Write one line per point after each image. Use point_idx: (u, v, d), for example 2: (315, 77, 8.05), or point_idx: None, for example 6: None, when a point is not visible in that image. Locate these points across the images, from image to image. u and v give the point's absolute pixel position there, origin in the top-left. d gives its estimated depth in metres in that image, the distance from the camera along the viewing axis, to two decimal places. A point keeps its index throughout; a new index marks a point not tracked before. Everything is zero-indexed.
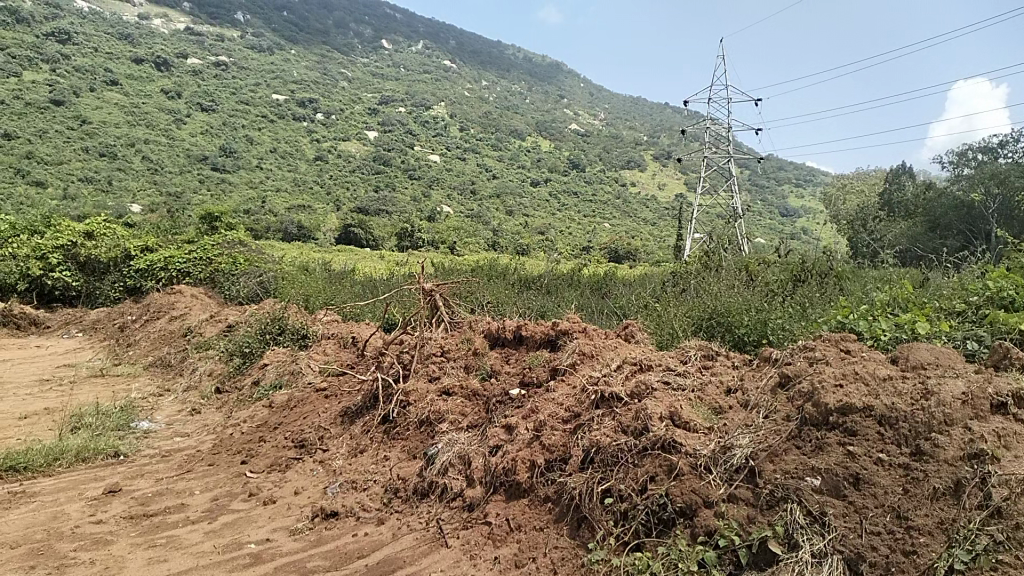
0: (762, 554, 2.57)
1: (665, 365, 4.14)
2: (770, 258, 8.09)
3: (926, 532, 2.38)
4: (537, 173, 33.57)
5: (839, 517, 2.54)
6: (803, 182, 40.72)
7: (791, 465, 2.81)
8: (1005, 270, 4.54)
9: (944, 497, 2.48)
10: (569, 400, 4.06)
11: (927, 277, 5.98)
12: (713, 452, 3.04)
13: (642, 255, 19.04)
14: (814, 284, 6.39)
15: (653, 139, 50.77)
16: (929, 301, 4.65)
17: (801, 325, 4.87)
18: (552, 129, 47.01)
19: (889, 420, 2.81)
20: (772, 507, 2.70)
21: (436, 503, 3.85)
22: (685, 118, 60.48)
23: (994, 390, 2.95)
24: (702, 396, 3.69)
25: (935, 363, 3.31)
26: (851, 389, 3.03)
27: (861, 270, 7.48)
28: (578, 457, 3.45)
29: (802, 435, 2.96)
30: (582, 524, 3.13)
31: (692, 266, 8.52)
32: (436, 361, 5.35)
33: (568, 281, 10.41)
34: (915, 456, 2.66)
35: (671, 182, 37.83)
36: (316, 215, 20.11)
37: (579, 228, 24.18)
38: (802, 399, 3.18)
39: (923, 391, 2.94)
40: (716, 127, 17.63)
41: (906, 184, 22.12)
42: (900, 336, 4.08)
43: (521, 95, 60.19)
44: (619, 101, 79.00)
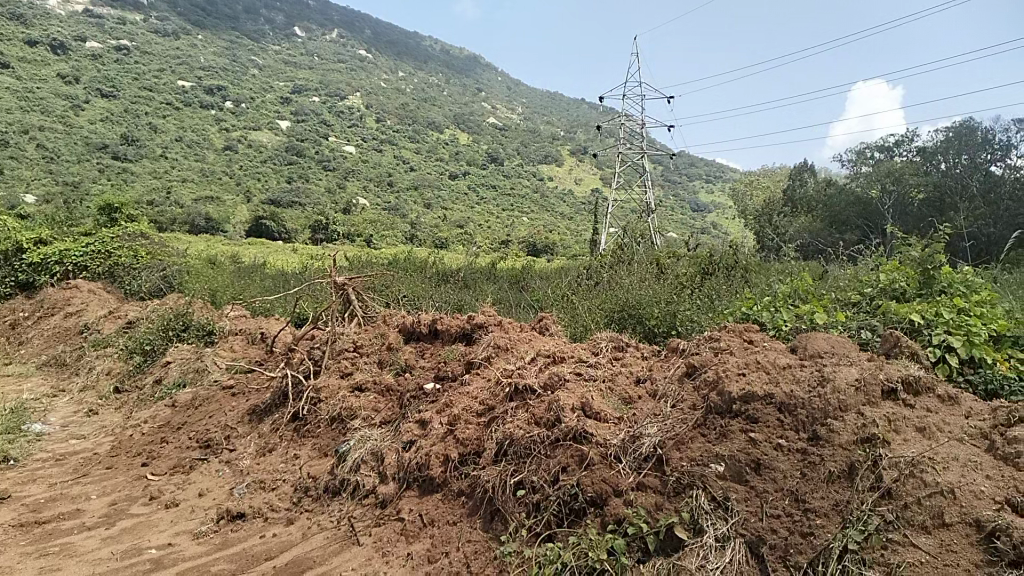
0: (669, 540, 2.61)
1: (578, 357, 4.18)
2: (680, 251, 8.31)
3: (821, 514, 2.48)
4: (454, 166, 33.45)
5: (741, 502, 2.61)
6: (712, 178, 42.05)
7: (696, 452, 2.88)
8: (896, 261, 4.78)
9: (838, 479, 2.58)
10: (483, 393, 4.05)
11: (826, 270, 6.26)
12: (622, 442, 3.09)
13: (559, 249, 19.27)
14: (720, 277, 6.60)
15: (570, 134, 51.38)
16: (826, 292, 4.87)
17: (709, 316, 5.02)
18: (470, 122, 46.95)
19: (788, 407, 2.93)
20: (679, 493, 2.77)
21: (347, 502, 3.78)
22: (601, 115, 61.59)
23: (884, 376, 3.12)
24: (614, 387, 3.74)
25: (831, 352, 3.46)
26: (753, 378, 3.14)
27: (765, 263, 7.78)
28: (491, 450, 3.45)
29: (707, 423, 3.04)
30: (495, 517, 3.14)
31: (606, 259, 8.65)
32: (348, 356, 5.24)
33: (484, 275, 10.42)
34: (812, 441, 2.77)
35: (587, 177, 38.40)
36: (225, 207, 19.46)
37: (497, 221, 24.24)
38: (707, 388, 3.27)
39: (820, 378, 3.07)
40: (630, 123, 17.95)
41: (808, 180, 23.14)
42: (799, 326, 4.27)
43: (439, 87, 59.83)
44: (536, 96, 79.56)
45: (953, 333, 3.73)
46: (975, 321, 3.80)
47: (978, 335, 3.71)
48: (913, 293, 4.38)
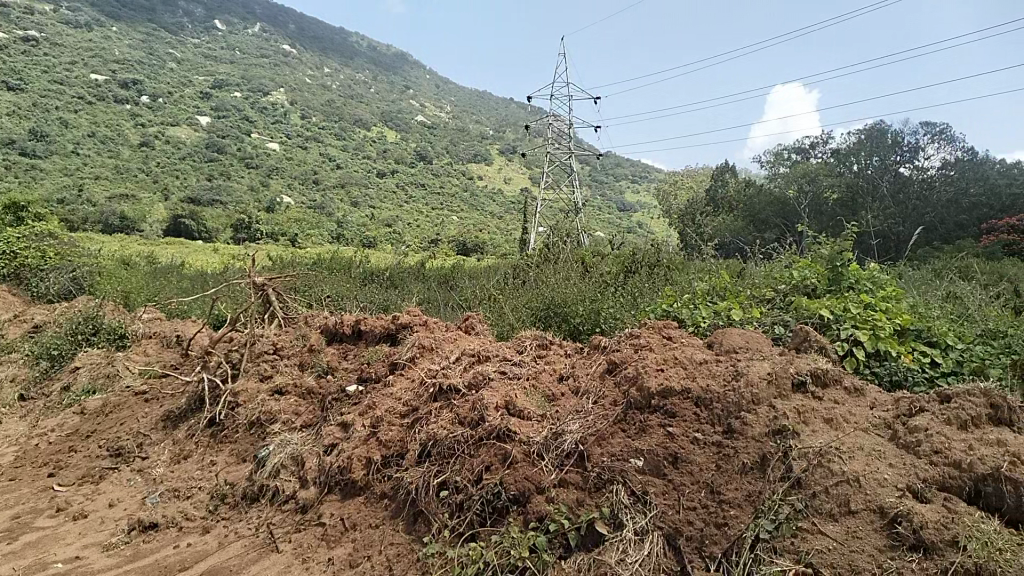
0: (590, 536, 2.65)
1: (502, 355, 4.18)
2: (606, 250, 8.42)
3: (736, 505, 2.54)
4: (382, 164, 33.08)
5: (659, 495, 2.66)
6: (639, 179, 42.85)
7: (616, 447, 2.92)
8: (809, 259, 4.96)
9: (751, 471, 2.65)
10: (407, 394, 4.01)
11: (745, 267, 6.46)
12: (545, 439, 3.11)
13: (489, 248, 19.28)
14: (643, 275, 6.72)
15: (498, 133, 51.51)
16: (743, 289, 5.01)
17: (631, 314, 5.10)
18: (398, 120, 46.50)
19: (704, 402, 2.99)
20: (599, 489, 2.80)
21: (266, 508, 3.68)
22: (530, 115, 61.97)
23: (794, 369, 3.23)
24: (537, 384, 3.76)
25: (745, 347, 3.56)
26: (671, 373, 3.20)
27: (687, 261, 7.96)
28: (414, 451, 3.43)
29: (627, 419, 3.08)
30: (418, 519, 3.12)
31: (534, 258, 8.69)
32: (267, 359, 5.11)
33: (412, 274, 10.33)
34: (726, 434, 2.85)
35: (516, 176, 38.57)
36: (141, 205, 18.71)
37: (426, 220, 24.07)
38: (627, 384, 3.32)
39: (734, 372, 3.16)
40: (557, 123, 18.10)
41: (730, 181, 23.82)
42: (717, 322, 4.39)
43: (366, 83, 59.02)
44: (465, 94, 79.43)
45: (860, 328, 3.88)
46: (879, 315, 3.96)
47: (882, 329, 3.87)
48: (824, 289, 4.54)
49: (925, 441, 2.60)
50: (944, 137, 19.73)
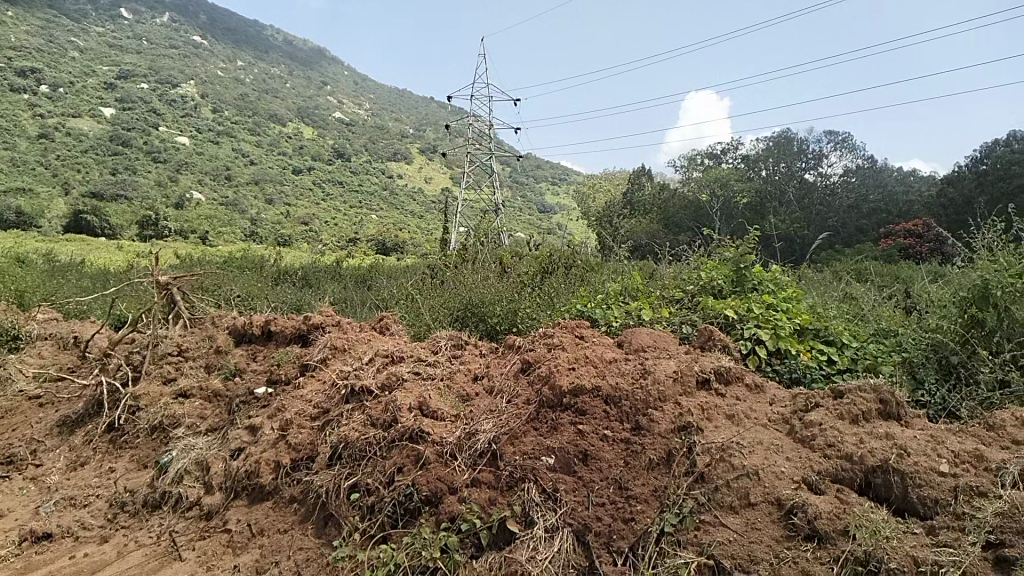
0: (502, 534, 2.66)
1: (416, 355, 4.14)
2: (523, 251, 8.48)
3: (642, 500, 2.59)
4: (298, 160, 32.32)
5: (569, 492, 2.70)
6: (557, 181, 43.40)
7: (528, 446, 2.94)
8: (716, 260, 5.12)
9: (658, 466, 2.72)
10: (317, 396, 3.93)
11: (657, 269, 6.62)
12: (458, 439, 3.10)
13: (409, 247, 19.12)
14: (558, 275, 6.81)
15: (418, 132, 51.18)
16: (654, 290, 5.13)
17: (547, 314, 5.17)
18: (315, 115, 45.56)
19: (613, 399, 3.05)
20: (511, 487, 2.82)
21: (169, 515, 3.55)
22: (451, 115, 61.81)
23: (699, 368, 3.33)
24: (451, 385, 3.75)
25: (653, 346, 3.64)
26: (583, 372, 3.25)
27: (602, 262, 8.12)
28: (325, 454, 3.37)
29: (540, 417, 3.11)
30: (328, 522, 3.07)
31: (452, 259, 8.66)
32: (172, 361, 4.93)
33: (328, 274, 10.15)
34: (634, 431, 2.91)
35: (436, 176, 38.42)
36: (38, 200, 17.69)
37: (344, 219, 23.69)
38: (540, 382, 3.35)
39: (643, 371, 3.23)
40: (478, 124, 18.10)
41: (646, 185, 24.38)
42: (628, 322, 4.49)
43: (282, 78, 57.58)
44: (384, 92, 78.55)
45: (762, 327, 4.03)
46: (781, 316, 4.14)
47: (783, 328, 4.04)
48: (729, 290, 4.70)
49: (820, 436, 2.73)
50: (846, 146, 20.76)
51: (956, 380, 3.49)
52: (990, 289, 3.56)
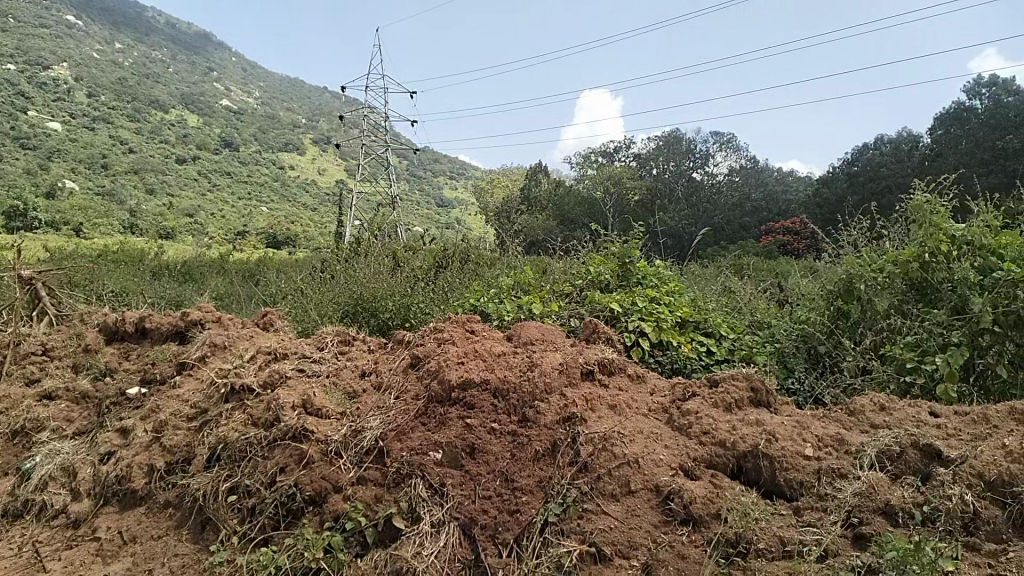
0: (387, 531, 2.64)
1: (301, 351, 4.02)
2: (417, 244, 8.38)
3: (528, 491, 2.60)
4: (182, 149, 30.81)
5: (456, 486, 2.68)
6: (455, 175, 43.28)
7: (416, 442, 2.91)
8: (605, 254, 5.21)
9: (543, 457, 2.73)
10: (195, 395, 3.77)
11: (549, 264, 6.69)
12: (344, 437, 3.04)
13: (302, 241, 18.55)
14: (452, 270, 6.77)
15: (311, 122, 49.83)
16: (545, 284, 5.18)
17: (440, 309, 5.15)
18: (201, 102, 43.56)
19: (501, 392, 3.05)
20: (397, 484, 2.79)
21: (31, 525, 3.32)
22: (345, 105, 60.52)
23: (584, 360, 3.38)
24: (338, 380, 3.65)
25: (542, 339, 3.66)
26: (472, 366, 3.24)
27: (496, 255, 8.13)
28: (203, 456, 3.24)
29: (428, 412, 3.08)
30: (207, 527, 2.96)
31: (343, 252, 8.45)
32: (35, 360, 4.60)
33: (213, 268, 9.71)
34: (521, 423, 2.91)
35: (330, 168, 37.53)
36: None
37: (233, 211, 22.76)
38: (428, 377, 3.31)
39: (530, 364, 3.24)
40: (374, 116, 17.72)
41: (542, 181, 24.65)
42: (519, 316, 4.51)
43: (165, 63, 54.75)
44: (275, 79, 76.02)
45: (646, 320, 4.14)
46: (664, 309, 4.27)
47: (666, 321, 4.17)
48: (616, 284, 4.80)
49: (697, 424, 2.83)
50: (731, 146, 21.68)
51: (822, 368, 3.70)
52: (854, 283, 3.78)
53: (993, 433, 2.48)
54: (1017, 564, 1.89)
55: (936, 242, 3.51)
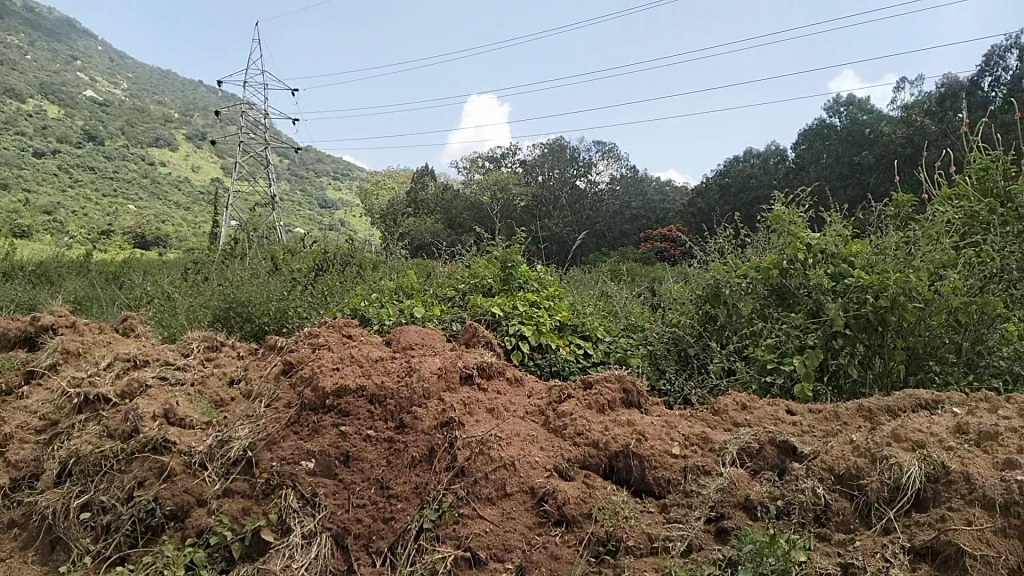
0: (255, 545, 2.53)
1: (164, 359, 3.79)
2: (297, 246, 8.10)
3: (403, 498, 2.54)
4: (39, 142, 28.59)
5: (329, 496, 2.61)
6: (340, 176, 42.43)
7: (287, 451, 2.81)
8: (488, 258, 5.19)
9: (420, 463, 2.66)
10: (45, 408, 3.50)
11: (433, 268, 6.64)
12: (209, 447, 2.90)
13: (174, 241, 17.61)
14: (332, 272, 6.59)
15: (186, 117, 47.52)
16: (428, 288, 5.11)
17: (318, 314, 4.98)
18: (61, 91, 40.64)
19: (377, 399, 2.96)
20: (266, 496, 2.68)
21: None
22: (222, 100, 58.12)
23: (463, 363, 3.31)
24: (204, 389, 3.46)
25: (421, 343, 3.57)
26: (348, 372, 3.14)
27: (378, 257, 7.98)
28: (53, 471, 3.02)
29: (301, 420, 2.97)
30: (56, 548, 2.76)
31: (218, 254, 8.07)
32: None
33: (72, 270, 9.04)
34: (398, 429, 2.84)
35: (206, 166, 35.91)
36: None
37: (97, 209, 21.35)
38: (301, 385, 3.19)
39: (408, 368, 3.15)
40: (253, 112, 17.04)
41: (428, 184, 24.55)
42: (399, 320, 4.42)
43: (19, 48, 50.73)
44: (146, 71, 72.02)
45: (526, 324, 4.17)
46: (543, 313, 4.32)
47: (545, 325, 4.21)
48: (498, 288, 4.81)
49: (571, 426, 2.83)
50: (613, 155, 22.34)
51: (691, 369, 3.85)
52: (720, 288, 3.93)
53: (843, 430, 2.65)
54: (862, 551, 1.99)
55: (794, 250, 3.66)
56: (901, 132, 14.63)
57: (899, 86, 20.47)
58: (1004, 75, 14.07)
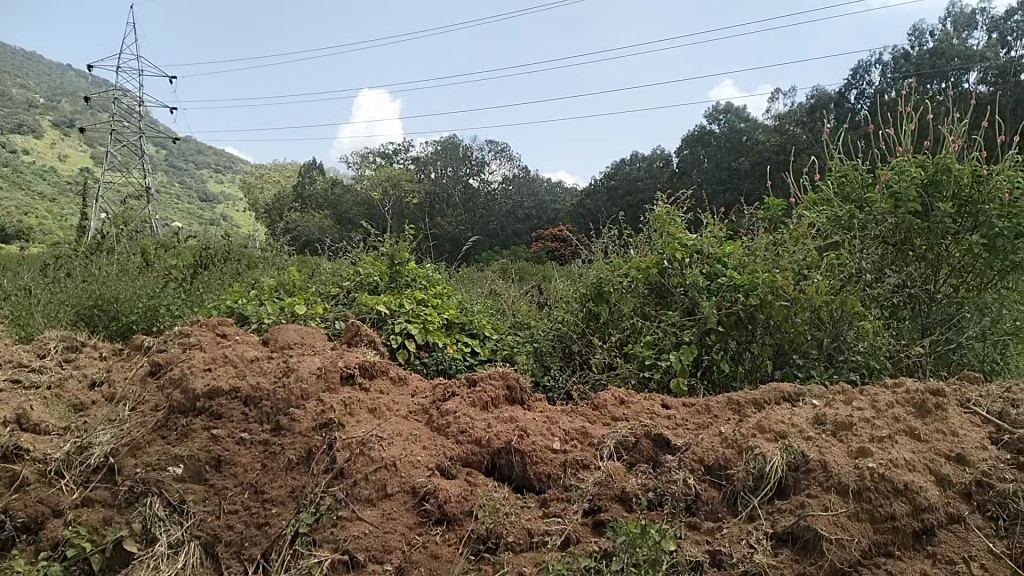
0: (117, 556, 2.39)
1: (17, 361, 3.51)
2: (173, 239, 7.70)
3: (279, 503, 2.45)
4: None
5: (198, 503, 2.49)
6: (223, 168, 40.79)
7: (154, 456, 2.67)
8: (374, 256, 5.08)
9: (296, 466, 2.57)
10: None
11: (318, 265, 6.46)
12: (67, 455, 2.72)
13: (36, 234, 16.38)
14: (210, 269, 6.31)
15: (52, 102, 44.40)
16: (312, 285, 4.97)
17: (193, 312, 4.73)
18: None
19: (253, 400, 2.85)
20: (131, 503, 2.54)
21: None
22: (93, 85, 54.66)
23: (344, 362, 3.20)
24: (62, 393, 3.23)
25: (300, 343, 3.45)
26: (220, 373, 3.00)
27: (260, 253, 7.70)
28: None
29: (169, 424, 2.82)
30: None
31: (85, 248, 7.57)
32: None
33: None
34: (274, 431, 2.74)
35: (75, 155, 33.66)
36: None
37: None
38: (170, 386, 3.03)
39: (285, 368, 3.03)
40: (127, 99, 16.07)
41: (317, 179, 23.95)
42: (280, 318, 4.26)
43: None
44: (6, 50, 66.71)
45: (412, 322, 4.11)
46: (429, 311, 4.28)
47: (431, 323, 4.18)
48: (384, 286, 4.72)
49: (454, 423, 2.78)
50: (505, 155, 22.51)
51: (574, 365, 3.92)
52: (603, 286, 3.99)
53: (714, 422, 2.75)
54: (729, 540, 2.07)
55: (672, 251, 3.78)
56: (775, 140, 15.47)
57: (774, 96, 21.62)
58: (868, 89, 15.19)
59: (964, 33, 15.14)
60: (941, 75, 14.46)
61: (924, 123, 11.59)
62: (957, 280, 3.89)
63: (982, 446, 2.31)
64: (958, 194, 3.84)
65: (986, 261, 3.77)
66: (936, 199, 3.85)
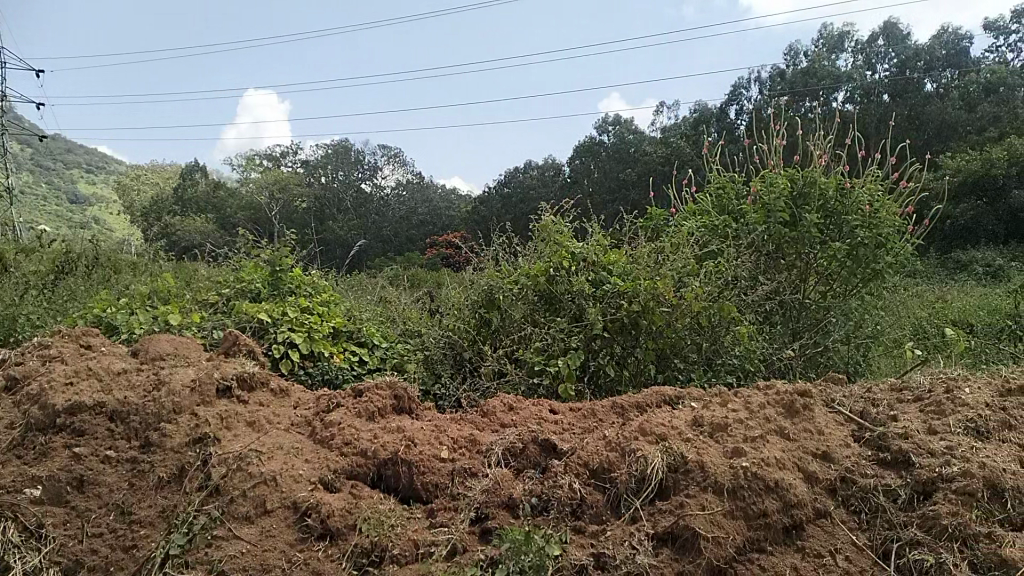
0: None
1: None
2: (33, 242, 7.16)
3: (147, 524, 2.31)
4: None
5: (58, 527, 2.32)
6: (94, 169, 38.39)
7: (8, 479, 2.47)
8: (255, 262, 4.88)
9: (169, 484, 2.43)
10: None
11: (195, 270, 6.17)
12: None
13: None
14: (73, 274, 5.91)
15: None
16: (188, 292, 4.74)
17: (55, 321, 4.42)
18: None
19: (119, 415, 2.67)
20: None
21: None
22: None
23: (220, 373, 3.03)
24: None
25: (174, 354, 3.28)
26: (84, 388, 2.80)
27: (132, 257, 7.28)
28: None
29: (26, 443, 2.62)
30: None
31: None
32: None
33: None
34: (143, 448, 2.57)
35: None
36: None
37: None
38: (28, 403, 2.81)
39: (155, 382, 2.86)
40: None
41: (199, 181, 22.95)
42: (153, 328, 4.04)
43: None
44: None
45: (295, 331, 3.99)
46: (314, 319, 4.16)
47: (316, 332, 4.07)
48: (267, 293, 4.53)
49: (338, 435, 2.68)
50: (398, 160, 22.32)
51: (464, 374, 3.90)
52: (494, 294, 3.98)
53: (598, 427, 2.79)
54: (613, 541, 2.10)
55: (559, 258, 3.83)
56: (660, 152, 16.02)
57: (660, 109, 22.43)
58: (747, 105, 15.98)
59: (832, 55, 16.29)
60: (811, 93, 15.44)
61: (794, 139, 12.32)
62: (823, 287, 4.15)
63: (847, 443, 2.44)
64: (825, 206, 4.08)
65: (849, 269, 4.04)
66: (805, 210, 4.07)
